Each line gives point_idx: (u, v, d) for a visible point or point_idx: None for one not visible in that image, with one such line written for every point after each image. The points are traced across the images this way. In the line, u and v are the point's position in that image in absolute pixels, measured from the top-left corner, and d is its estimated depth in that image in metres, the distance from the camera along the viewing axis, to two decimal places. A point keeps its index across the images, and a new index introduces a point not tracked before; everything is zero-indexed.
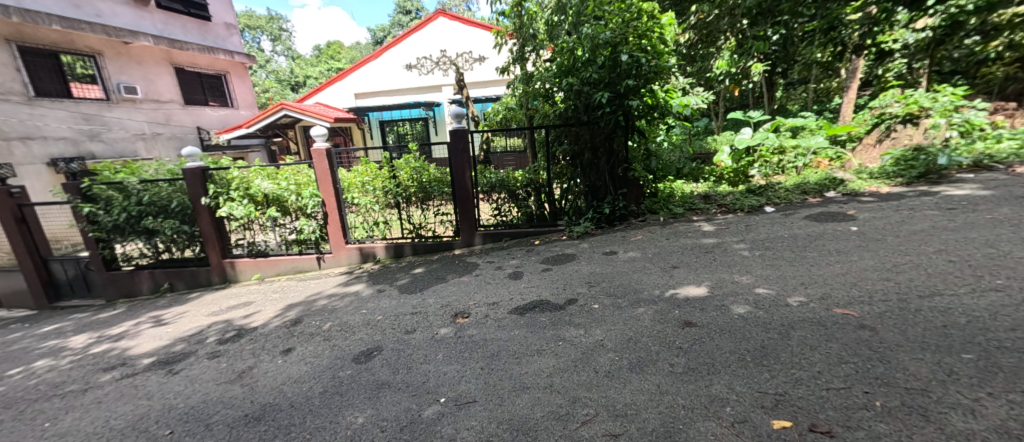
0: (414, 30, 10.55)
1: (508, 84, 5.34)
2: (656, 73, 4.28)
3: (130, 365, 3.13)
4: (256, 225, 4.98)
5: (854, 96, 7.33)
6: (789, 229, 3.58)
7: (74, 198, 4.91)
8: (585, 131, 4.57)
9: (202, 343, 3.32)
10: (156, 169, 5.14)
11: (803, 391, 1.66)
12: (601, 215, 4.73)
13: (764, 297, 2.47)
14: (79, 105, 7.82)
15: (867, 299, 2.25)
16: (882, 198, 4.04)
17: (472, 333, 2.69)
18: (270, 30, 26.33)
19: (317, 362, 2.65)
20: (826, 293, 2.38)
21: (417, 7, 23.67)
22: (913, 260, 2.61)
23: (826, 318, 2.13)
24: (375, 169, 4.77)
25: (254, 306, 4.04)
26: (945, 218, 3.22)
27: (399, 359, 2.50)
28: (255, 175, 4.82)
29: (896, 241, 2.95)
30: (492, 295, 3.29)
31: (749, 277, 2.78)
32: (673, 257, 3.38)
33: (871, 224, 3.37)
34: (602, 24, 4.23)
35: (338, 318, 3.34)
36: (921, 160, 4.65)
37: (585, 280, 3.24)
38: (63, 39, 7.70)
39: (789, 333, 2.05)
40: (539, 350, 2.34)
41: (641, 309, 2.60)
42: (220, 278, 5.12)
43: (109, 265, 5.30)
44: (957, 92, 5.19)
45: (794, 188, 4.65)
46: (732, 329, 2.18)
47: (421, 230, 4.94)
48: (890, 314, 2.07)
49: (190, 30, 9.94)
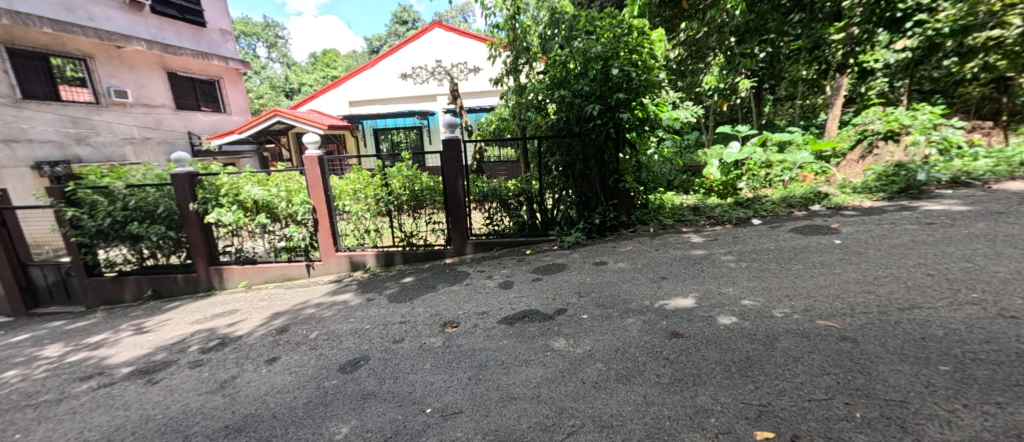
0: (409, 40, 10.65)
1: (502, 96, 5.37)
2: (647, 87, 4.38)
3: (108, 374, 3.06)
4: (244, 231, 4.93)
5: (839, 112, 7.49)
6: (776, 241, 3.65)
7: (57, 202, 4.83)
8: (577, 142, 4.65)
9: (184, 351, 3.26)
10: (143, 173, 5.03)
11: (786, 402, 1.68)
12: (591, 226, 4.76)
13: (750, 308, 2.50)
14: (68, 108, 7.73)
15: (849, 311, 2.29)
16: (865, 212, 4.14)
17: (460, 343, 2.68)
18: (266, 37, 26.36)
19: (301, 372, 2.61)
20: (810, 305, 2.42)
21: (413, 18, 24.01)
22: (894, 273, 2.67)
23: (810, 329, 2.16)
24: (367, 176, 4.79)
25: (240, 314, 3.98)
26: (925, 232, 3.31)
27: (386, 369, 2.48)
28: (245, 182, 4.79)
29: (878, 254, 3.02)
30: (482, 304, 3.28)
31: (735, 288, 2.82)
32: (662, 268, 3.41)
33: (854, 237, 3.44)
34: (593, 39, 4.36)
35: (325, 327, 3.31)
36: (901, 176, 4.79)
37: (575, 290, 3.25)
38: (54, 42, 7.65)
39: (773, 344, 2.08)
40: (526, 360, 2.33)
41: (630, 319, 2.61)
42: (207, 285, 5.05)
43: (90, 271, 5.20)
44: (935, 111, 5.37)
45: (780, 201, 4.74)
46: (718, 340, 2.20)
47: (413, 238, 4.92)
48: (871, 326, 2.11)
49: (184, 35, 9.94)
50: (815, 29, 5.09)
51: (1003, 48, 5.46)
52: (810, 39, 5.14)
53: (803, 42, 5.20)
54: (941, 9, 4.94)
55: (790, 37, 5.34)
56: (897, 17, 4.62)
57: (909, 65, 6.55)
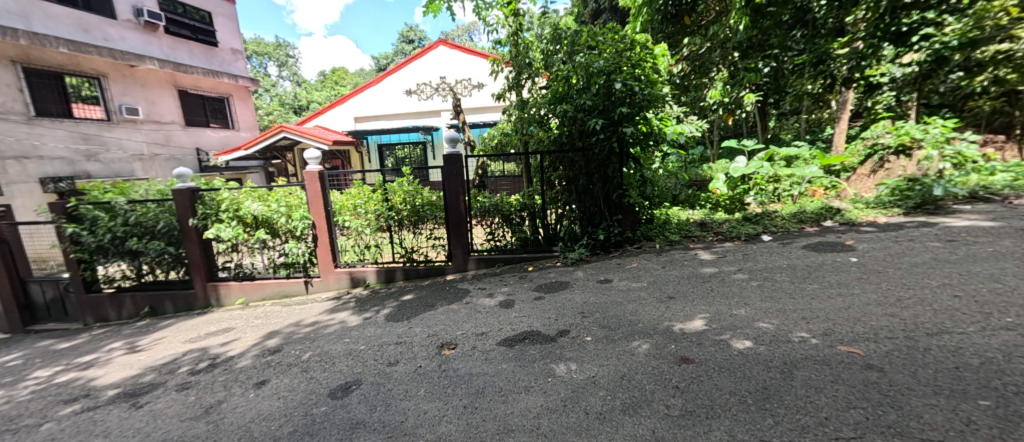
0: (415, 57, 10.75)
1: (504, 111, 5.29)
2: (650, 101, 4.32)
3: (94, 396, 2.95)
4: (243, 247, 4.86)
5: (845, 126, 7.39)
6: (788, 259, 3.49)
7: (59, 218, 4.81)
8: (580, 158, 4.56)
9: (173, 373, 3.15)
10: (146, 189, 5.05)
11: (810, 440, 1.52)
12: (595, 241, 4.64)
13: (766, 330, 2.35)
14: (79, 125, 7.85)
15: (872, 336, 2.13)
16: (881, 228, 3.97)
17: (457, 367, 2.54)
18: (278, 56, 27.00)
19: (290, 397, 2.49)
20: (830, 329, 2.26)
21: (419, 36, 24.63)
22: (917, 295, 2.50)
23: (831, 356, 2.01)
24: (368, 191, 4.71)
25: (234, 333, 3.87)
26: (946, 250, 3.14)
27: (378, 395, 2.35)
28: (246, 197, 4.74)
29: (898, 273, 2.85)
30: (481, 324, 3.15)
31: (746, 310, 2.66)
32: (669, 287, 3.26)
33: (871, 255, 3.29)
34: (596, 54, 4.35)
35: (319, 347, 3.19)
36: (917, 191, 4.64)
37: (579, 310, 3.11)
38: (69, 62, 7.81)
39: (792, 373, 1.92)
40: (526, 387, 2.19)
41: (636, 342, 2.47)
42: (205, 302, 4.98)
43: (89, 287, 5.15)
44: (947, 124, 5.22)
45: (790, 216, 4.60)
46: (732, 366, 2.05)
47: (413, 254, 4.83)
48: (898, 353, 1.95)
49: (196, 54, 10.11)
50: (819, 46, 5.00)
51: (1012, 61, 5.51)
52: (815, 54, 5.28)
53: (808, 57, 5.27)
54: (943, 23, 5.13)
55: (793, 52, 5.46)
56: (903, 31, 4.58)
57: (914, 79, 6.54)
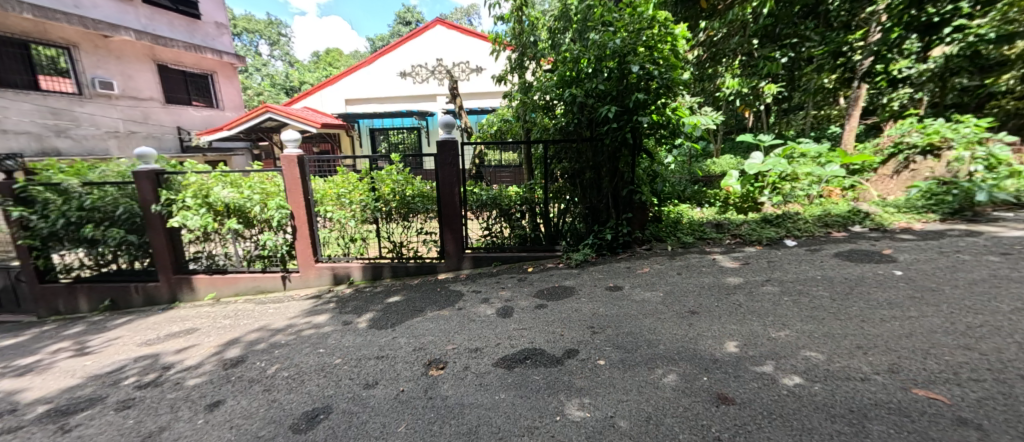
0: (411, 37, 10.17)
1: (505, 95, 4.85)
2: (668, 88, 3.87)
3: (17, 414, 2.51)
4: (215, 237, 4.40)
5: (856, 123, 6.96)
6: (821, 270, 3.10)
7: (5, 200, 4.30)
8: (588, 148, 4.14)
9: (116, 385, 2.71)
10: (104, 170, 4.49)
11: None
12: (602, 242, 4.24)
13: (816, 362, 1.97)
14: (47, 99, 7.26)
15: (952, 377, 1.75)
16: (920, 236, 3.60)
17: (447, 394, 2.14)
18: (270, 34, 26.07)
19: (245, 427, 2.08)
20: (895, 365, 1.87)
21: (417, 19, 23.86)
22: (991, 322, 2.13)
23: (909, 404, 1.62)
24: (353, 179, 4.21)
25: (197, 336, 3.44)
26: (1005, 266, 2.77)
27: (349, 431, 1.94)
28: (216, 182, 4.22)
29: (957, 292, 2.48)
30: (475, 338, 2.74)
31: (787, 333, 2.27)
32: (690, 300, 2.86)
33: (917, 268, 2.91)
34: (610, 31, 3.82)
35: (289, 359, 2.77)
36: (953, 195, 4.38)
37: (587, 324, 2.71)
38: (35, 29, 7.16)
39: (864, 426, 1.54)
40: (528, 428, 1.80)
41: (660, 372, 2.07)
42: (170, 296, 4.53)
43: (43, 276, 4.69)
44: (982, 122, 4.55)
45: (814, 219, 4.23)
46: (783, 413, 1.66)
47: (402, 249, 4.40)
48: (993, 403, 1.57)
49: (177, 27, 9.38)
50: (833, 36, 4.92)
51: None
52: (833, 45, 5.03)
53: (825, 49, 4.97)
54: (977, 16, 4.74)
55: (814, 43, 4.98)
56: (934, 21, 4.35)
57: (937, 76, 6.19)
